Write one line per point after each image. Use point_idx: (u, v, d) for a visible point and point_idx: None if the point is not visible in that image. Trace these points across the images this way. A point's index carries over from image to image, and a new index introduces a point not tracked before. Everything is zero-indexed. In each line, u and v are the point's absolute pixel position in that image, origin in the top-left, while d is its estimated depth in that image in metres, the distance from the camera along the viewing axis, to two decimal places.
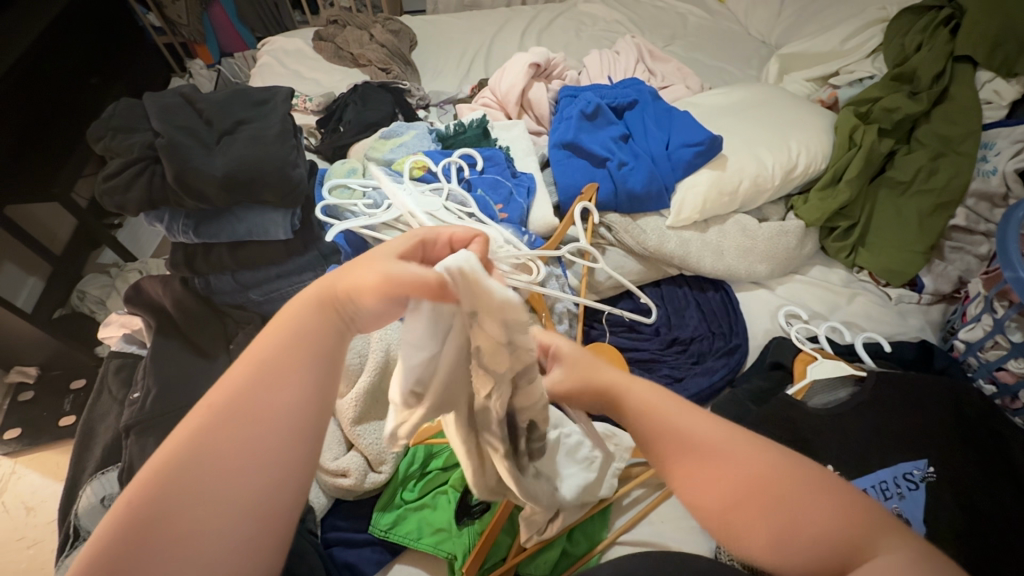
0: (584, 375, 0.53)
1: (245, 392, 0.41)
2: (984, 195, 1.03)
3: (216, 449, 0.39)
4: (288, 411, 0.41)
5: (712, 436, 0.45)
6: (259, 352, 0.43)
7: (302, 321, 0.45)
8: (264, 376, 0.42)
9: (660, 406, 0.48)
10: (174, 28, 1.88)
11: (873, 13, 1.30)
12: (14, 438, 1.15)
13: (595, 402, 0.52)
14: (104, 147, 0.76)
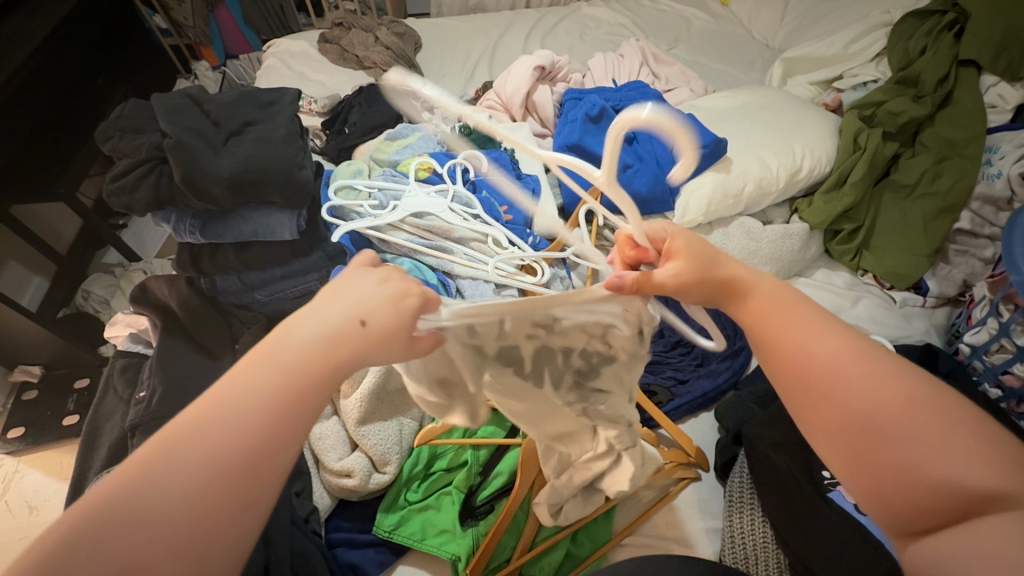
0: (695, 270, 0.47)
1: (207, 426, 0.36)
2: (989, 198, 1.03)
3: (154, 483, 0.34)
4: (242, 455, 0.36)
5: (840, 351, 0.43)
6: (246, 393, 0.38)
7: (291, 362, 0.39)
8: (227, 416, 0.37)
9: (786, 315, 0.45)
10: (181, 29, 1.89)
11: (876, 16, 1.30)
12: (18, 437, 1.15)
13: (706, 295, 0.48)
14: (113, 147, 0.77)
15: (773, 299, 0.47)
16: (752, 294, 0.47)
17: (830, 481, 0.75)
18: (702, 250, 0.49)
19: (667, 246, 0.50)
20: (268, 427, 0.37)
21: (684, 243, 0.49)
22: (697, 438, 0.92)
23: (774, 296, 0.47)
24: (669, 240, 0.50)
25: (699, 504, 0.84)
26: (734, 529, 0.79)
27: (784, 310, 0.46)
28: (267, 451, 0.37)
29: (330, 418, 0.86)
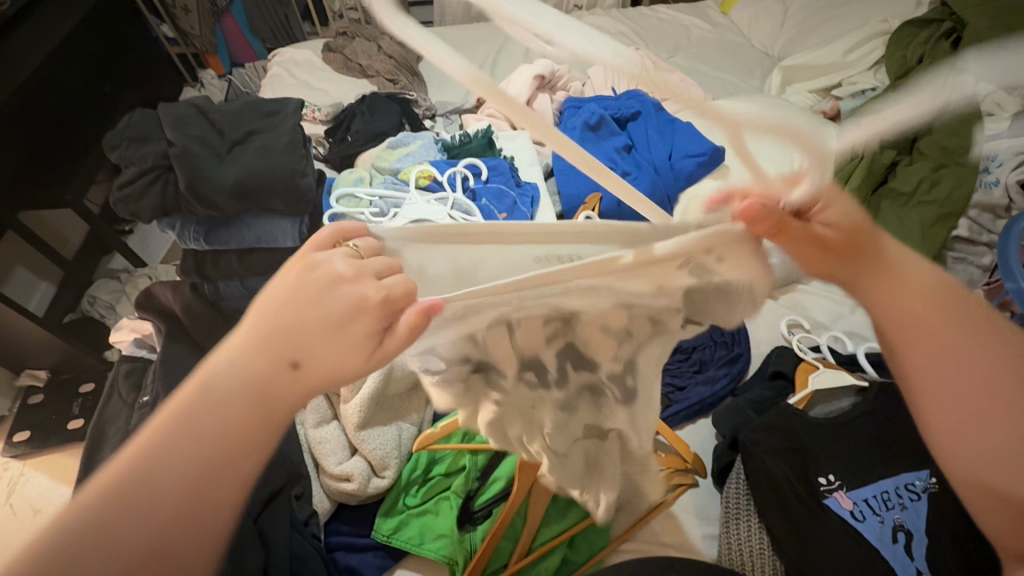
0: (850, 236, 0.40)
1: (135, 486, 0.31)
2: (987, 206, 1.04)
3: (128, 503, 0.30)
4: (186, 499, 0.31)
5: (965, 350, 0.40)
6: (176, 442, 0.32)
7: (238, 375, 0.34)
8: (154, 470, 0.31)
9: (930, 301, 0.40)
10: (187, 39, 1.95)
11: (874, 25, 1.32)
12: (24, 440, 1.17)
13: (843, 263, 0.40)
14: (119, 155, 0.78)
15: (923, 280, 0.40)
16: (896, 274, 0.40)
17: (826, 487, 0.74)
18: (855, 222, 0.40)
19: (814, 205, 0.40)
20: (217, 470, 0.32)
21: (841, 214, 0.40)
22: (694, 445, 0.92)
23: (920, 273, 0.41)
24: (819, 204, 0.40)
25: (695, 511, 0.85)
26: (732, 536, 0.79)
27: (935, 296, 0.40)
28: (228, 465, 0.33)
29: (329, 423, 0.86)
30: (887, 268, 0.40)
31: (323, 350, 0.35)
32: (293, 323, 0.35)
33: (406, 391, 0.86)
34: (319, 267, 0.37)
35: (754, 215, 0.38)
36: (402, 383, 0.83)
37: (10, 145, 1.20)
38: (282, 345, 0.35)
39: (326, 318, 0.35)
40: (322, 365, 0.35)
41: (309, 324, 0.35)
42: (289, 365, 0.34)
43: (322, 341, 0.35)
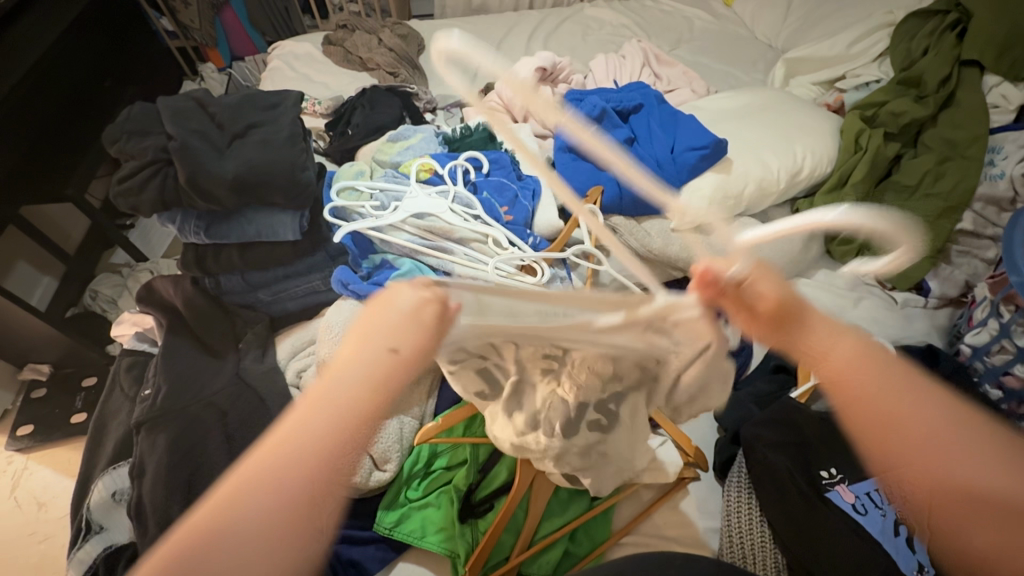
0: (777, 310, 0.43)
1: (276, 461, 0.37)
2: (992, 199, 1.02)
3: (258, 499, 0.36)
4: (315, 468, 0.37)
5: (907, 399, 0.46)
6: (303, 427, 0.37)
7: (342, 399, 0.38)
8: (292, 452, 0.37)
9: (858, 373, 0.46)
10: (187, 32, 1.94)
11: (879, 17, 1.30)
12: (28, 434, 1.17)
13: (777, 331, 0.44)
14: (119, 149, 0.77)
15: (848, 355, 0.45)
16: (822, 356, 0.45)
17: (827, 481, 0.75)
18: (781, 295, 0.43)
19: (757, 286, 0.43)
20: (340, 444, 0.38)
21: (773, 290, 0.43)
22: (696, 438, 0.92)
23: (846, 343, 0.46)
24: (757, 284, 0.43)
25: (698, 504, 0.85)
26: (733, 528, 0.79)
27: (868, 369, 0.46)
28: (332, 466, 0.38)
29: None
30: (819, 344, 0.45)
31: (411, 340, 0.39)
32: (370, 352, 0.39)
33: (408, 385, 0.87)
34: (390, 305, 0.40)
35: (707, 282, 0.40)
36: None
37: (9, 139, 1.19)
38: (379, 338, 0.39)
39: (404, 314, 0.39)
40: (413, 350, 0.39)
41: (395, 320, 0.39)
42: (388, 354, 0.39)
43: (408, 335, 0.39)
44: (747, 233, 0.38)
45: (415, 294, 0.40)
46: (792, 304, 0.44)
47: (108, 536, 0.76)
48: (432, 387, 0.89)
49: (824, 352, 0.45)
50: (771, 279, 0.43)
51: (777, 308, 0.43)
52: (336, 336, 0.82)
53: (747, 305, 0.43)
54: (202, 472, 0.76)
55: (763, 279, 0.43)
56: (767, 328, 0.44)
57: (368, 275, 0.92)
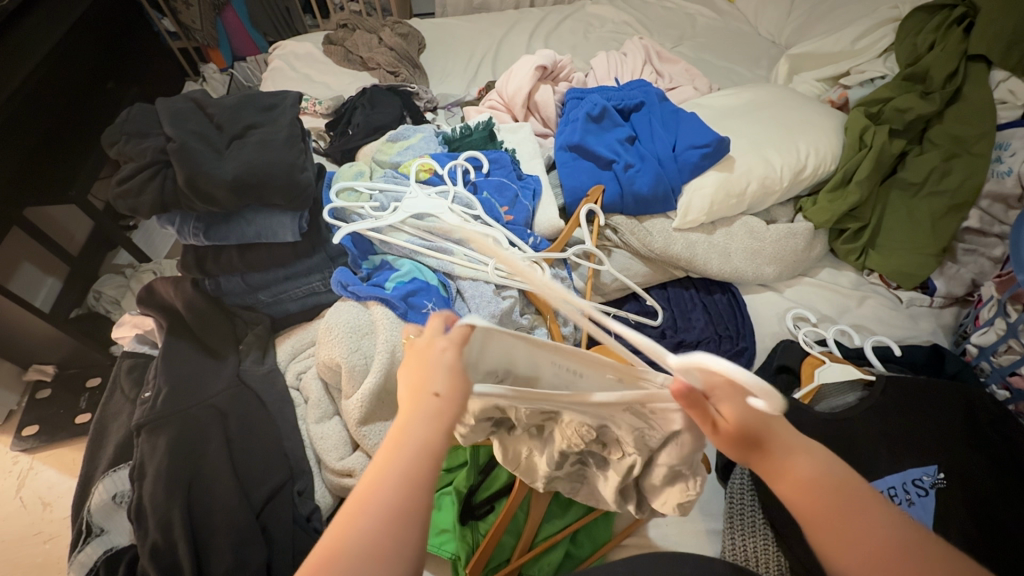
0: (743, 425, 0.45)
1: (364, 506, 0.41)
2: (999, 196, 1.01)
3: (360, 525, 0.40)
4: (395, 504, 0.41)
5: (884, 532, 0.43)
6: (380, 474, 0.43)
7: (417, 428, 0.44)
8: (380, 479, 0.42)
9: (817, 486, 0.44)
10: (188, 32, 1.94)
11: (884, 12, 1.29)
12: (32, 435, 1.18)
13: (740, 444, 0.45)
14: (117, 151, 0.77)
15: (813, 474, 0.45)
16: (784, 472, 0.45)
17: None
18: (748, 414, 0.45)
19: (718, 404, 0.45)
20: (417, 483, 0.43)
21: (734, 413, 0.44)
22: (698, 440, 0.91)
23: (814, 464, 0.45)
24: (721, 408, 0.45)
25: (700, 506, 0.84)
26: (736, 530, 0.78)
27: (838, 491, 0.45)
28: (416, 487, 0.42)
29: (331, 419, 0.85)
30: (779, 461, 0.45)
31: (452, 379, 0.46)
32: (429, 380, 0.46)
33: None
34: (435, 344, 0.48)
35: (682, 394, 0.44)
36: None
37: (11, 141, 1.19)
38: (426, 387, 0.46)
39: (443, 359, 0.46)
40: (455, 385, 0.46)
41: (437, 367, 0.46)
42: (433, 396, 0.45)
43: (449, 375, 0.46)
44: (670, 356, 0.41)
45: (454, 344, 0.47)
46: (752, 421, 0.45)
47: (109, 539, 0.76)
48: None
49: (788, 467, 0.45)
50: (735, 396, 0.44)
51: (737, 426, 0.45)
52: (333, 337, 0.81)
53: (710, 418, 0.45)
54: (203, 475, 0.76)
55: (728, 400, 0.45)
56: (726, 444, 0.46)
57: (369, 275, 0.92)
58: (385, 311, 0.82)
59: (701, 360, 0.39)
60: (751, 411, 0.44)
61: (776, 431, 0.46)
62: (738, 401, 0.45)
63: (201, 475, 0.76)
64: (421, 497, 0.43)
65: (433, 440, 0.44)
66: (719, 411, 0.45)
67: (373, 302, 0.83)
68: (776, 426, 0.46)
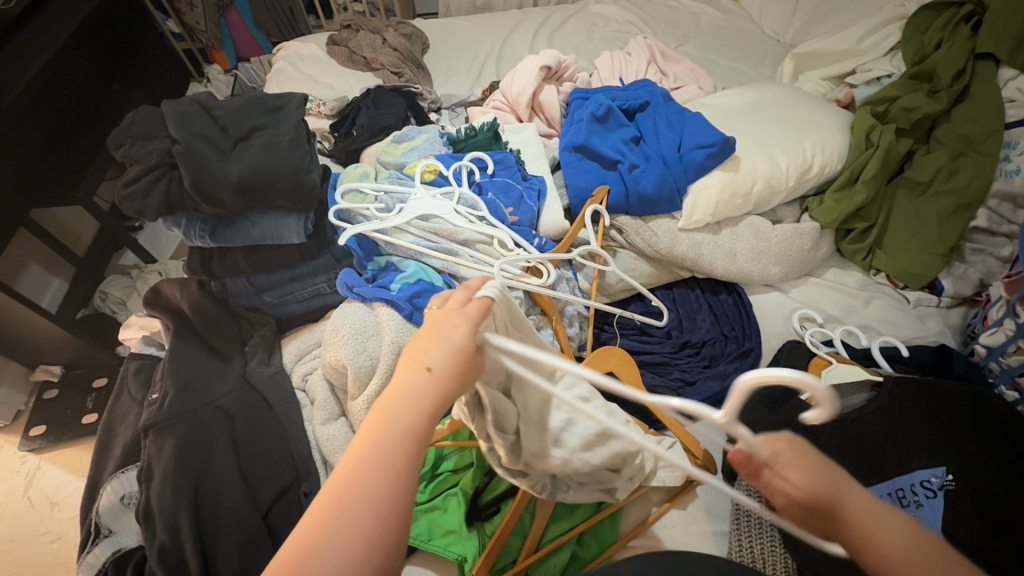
0: (813, 485, 0.44)
1: (345, 491, 0.40)
2: (1007, 195, 1.00)
3: (339, 513, 0.39)
4: (378, 491, 0.40)
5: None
6: (364, 458, 0.41)
7: (405, 411, 0.44)
8: (363, 465, 0.41)
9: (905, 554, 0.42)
10: (193, 34, 1.94)
11: (890, 9, 1.27)
12: (40, 435, 1.18)
13: (810, 508, 0.44)
14: (124, 154, 0.77)
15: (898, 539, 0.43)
16: (861, 535, 0.43)
17: None
18: (816, 478, 0.44)
19: (784, 470, 0.45)
20: (400, 467, 0.41)
21: (801, 474, 0.44)
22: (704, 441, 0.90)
23: (894, 526, 0.43)
24: (785, 468, 0.45)
25: (706, 508, 0.84)
26: (742, 531, 0.78)
27: (927, 554, 0.42)
28: (401, 474, 0.41)
29: (336, 420, 0.85)
30: (856, 526, 0.44)
31: (448, 357, 0.46)
32: (425, 359, 0.46)
33: None
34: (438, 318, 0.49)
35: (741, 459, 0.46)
36: None
37: (17, 144, 1.20)
38: (419, 363, 0.46)
39: (443, 337, 0.47)
40: (451, 364, 0.46)
41: (436, 344, 0.47)
42: (427, 372, 0.45)
43: (447, 354, 0.46)
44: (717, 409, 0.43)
45: (455, 321, 0.48)
46: (821, 485, 0.44)
47: (117, 540, 0.77)
48: None
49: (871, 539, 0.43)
50: (799, 455, 0.45)
51: (805, 493, 0.44)
52: (340, 339, 0.81)
53: (779, 484, 0.45)
54: (210, 476, 0.76)
55: (793, 464, 0.45)
56: (796, 512, 0.45)
57: (374, 277, 0.92)
58: (391, 312, 0.82)
59: (744, 382, 0.42)
60: (817, 475, 0.44)
61: (852, 495, 0.44)
62: (804, 461, 0.45)
63: (207, 475, 0.76)
64: (407, 484, 0.41)
65: (419, 422, 0.44)
66: (784, 471, 0.45)
67: (378, 303, 0.83)
68: (851, 489, 0.45)
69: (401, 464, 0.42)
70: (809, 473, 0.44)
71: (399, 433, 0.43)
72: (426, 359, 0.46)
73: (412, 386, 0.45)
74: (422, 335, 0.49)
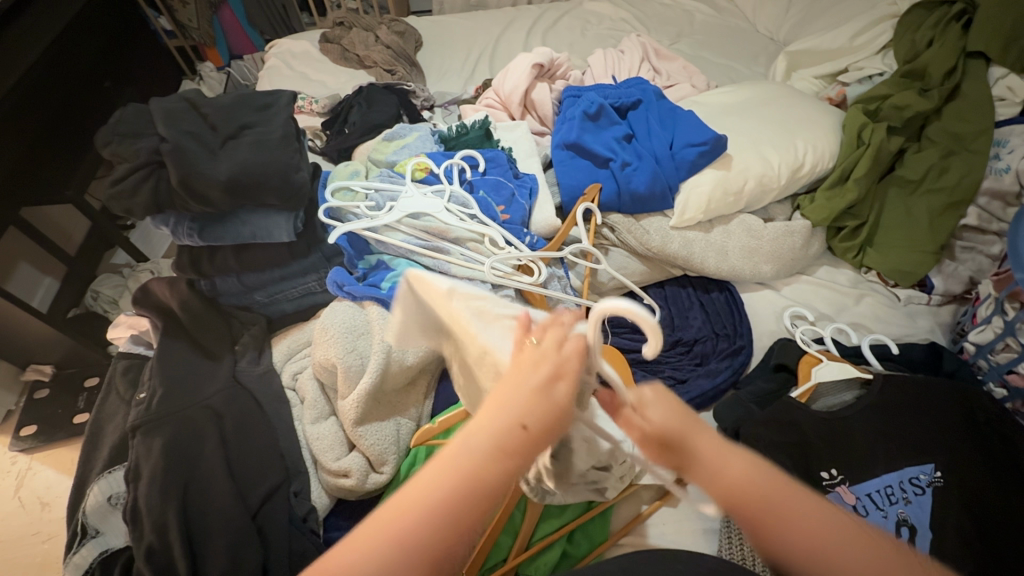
0: (674, 425, 0.43)
1: (399, 530, 0.38)
2: (997, 193, 1.00)
3: (382, 549, 0.37)
4: (429, 547, 0.38)
5: (810, 516, 0.41)
6: (426, 499, 0.39)
7: (478, 460, 0.40)
8: (423, 509, 0.38)
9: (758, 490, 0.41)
10: (185, 31, 1.93)
11: (883, 7, 1.27)
12: (31, 434, 1.18)
13: (670, 449, 0.43)
14: (111, 151, 0.76)
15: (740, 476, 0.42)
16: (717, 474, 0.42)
17: (828, 482, 0.75)
18: (676, 420, 0.44)
19: (644, 413, 0.44)
20: (456, 527, 0.38)
21: (661, 416, 0.44)
22: None
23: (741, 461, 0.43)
24: (643, 408, 0.44)
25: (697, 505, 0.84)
26: (731, 528, 0.79)
27: (762, 493, 0.41)
28: (455, 531, 0.38)
29: (326, 419, 0.84)
30: (712, 467, 0.42)
31: (545, 415, 0.41)
32: (512, 400, 0.41)
33: (404, 386, 0.86)
34: (538, 361, 0.43)
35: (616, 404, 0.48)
36: (398, 377, 0.82)
37: (6, 142, 1.19)
38: (511, 411, 0.41)
39: (539, 386, 0.42)
40: (547, 427, 0.41)
41: (526, 394, 0.42)
42: (521, 430, 0.41)
43: (540, 411, 0.41)
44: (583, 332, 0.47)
45: (549, 368, 0.43)
46: (675, 424, 0.43)
47: (104, 541, 0.77)
48: (428, 388, 0.89)
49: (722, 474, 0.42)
50: (662, 398, 0.44)
51: (661, 432, 0.43)
52: (329, 337, 0.81)
53: (638, 425, 0.45)
54: (198, 476, 0.76)
55: (653, 404, 0.44)
56: (654, 455, 0.44)
57: (364, 275, 0.91)
58: (381, 311, 0.82)
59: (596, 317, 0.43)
60: (673, 415, 0.44)
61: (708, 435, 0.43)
62: (666, 401, 0.44)
63: (196, 476, 0.75)
64: (460, 544, 0.39)
65: (494, 480, 0.40)
66: (644, 413, 0.44)
67: (368, 302, 0.83)
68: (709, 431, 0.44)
69: (461, 523, 0.39)
70: (666, 413, 0.44)
71: (466, 487, 0.39)
72: (512, 404, 0.41)
73: (495, 434, 0.40)
74: (518, 369, 0.43)
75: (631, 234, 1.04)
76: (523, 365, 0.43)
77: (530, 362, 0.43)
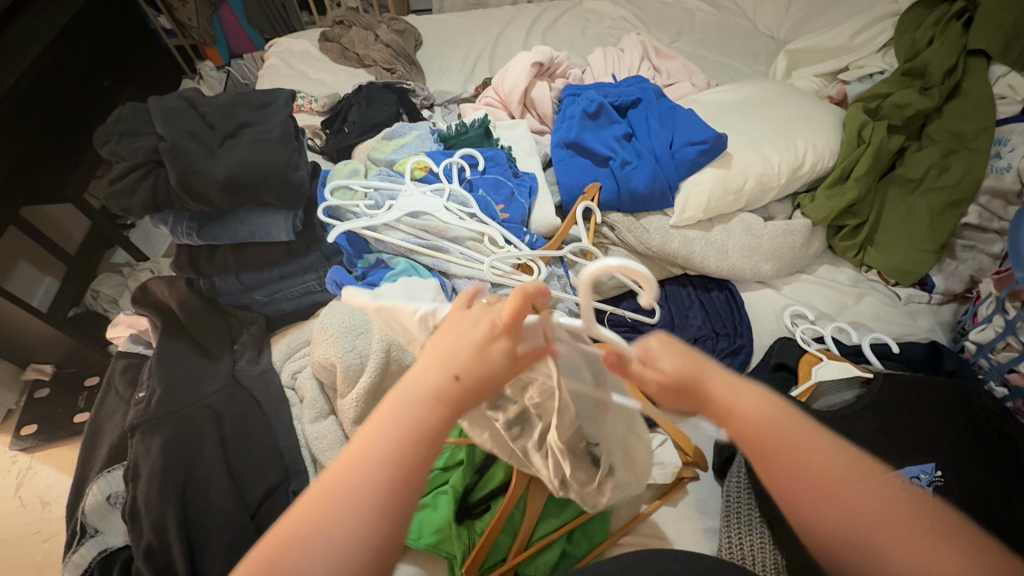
0: (684, 366, 0.45)
1: (347, 478, 0.39)
2: (998, 192, 1.00)
3: (334, 502, 0.38)
4: (377, 492, 0.39)
5: (818, 454, 0.42)
6: (368, 446, 0.41)
7: (415, 407, 0.42)
8: (368, 459, 0.40)
9: (771, 425, 0.42)
10: (185, 30, 1.93)
11: (883, 6, 1.27)
12: (31, 434, 1.18)
13: (683, 388, 0.45)
14: (110, 150, 0.76)
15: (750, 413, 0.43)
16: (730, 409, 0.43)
17: None
18: (687, 362, 0.45)
19: (652, 360, 0.45)
20: (402, 471, 0.40)
21: (672, 360, 0.45)
22: (695, 437, 0.91)
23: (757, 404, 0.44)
24: (653, 353, 0.45)
25: (697, 505, 0.84)
26: (731, 528, 0.78)
27: (774, 427, 0.42)
28: (405, 477, 0.40)
29: (326, 419, 0.84)
30: (723, 402, 0.44)
31: (475, 366, 0.43)
32: (448, 353, 0.44)
33: None
34: (477, 320, 0.46)
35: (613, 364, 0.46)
36: (398, 376, 0.82)
37: (6, 142, 1.19)
38: (448, 364, 0.44)
39: (473, 340, 0.44)
40: (479, 376, 0.43)
41: (460, 349, 0.44)
42: (454, 380, 0.43)
43: (471, 361, 0.44)
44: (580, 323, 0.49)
45: (485, 324, 0.45)
46: (687, 366, 0.44)
47: (103, 540, 0.77)
48: None
49: (734, 412, 0.43)
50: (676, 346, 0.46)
51: (673, 373, 0.44)
52: (329, 337, 0.81)
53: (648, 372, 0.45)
54: (198, 475, 0.76)
55: (661, 353, 0.45)
56: (666, 397, 0.45)
57: (364, 274, 0.91)
58: None
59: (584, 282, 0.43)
60: (683, 358, 0.45)
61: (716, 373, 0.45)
62: (672, 346, 0.45)
63: (195, 476, 0.75)
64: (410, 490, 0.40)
65: (429, 423, 0.42)
66: (649, 363, 0.45)
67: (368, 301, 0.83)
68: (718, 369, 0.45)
69: (407, 470, 0.40)
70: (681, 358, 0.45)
71: (410, 434, 0.41)
72: (449, 357, 0.44)
73: (432, 385, 0.43)
74: (459, 330, 0.46)
75: (631, 232, 1.03)
76: (460, 323, 0.46)
77: (474, 325, 0.45)
